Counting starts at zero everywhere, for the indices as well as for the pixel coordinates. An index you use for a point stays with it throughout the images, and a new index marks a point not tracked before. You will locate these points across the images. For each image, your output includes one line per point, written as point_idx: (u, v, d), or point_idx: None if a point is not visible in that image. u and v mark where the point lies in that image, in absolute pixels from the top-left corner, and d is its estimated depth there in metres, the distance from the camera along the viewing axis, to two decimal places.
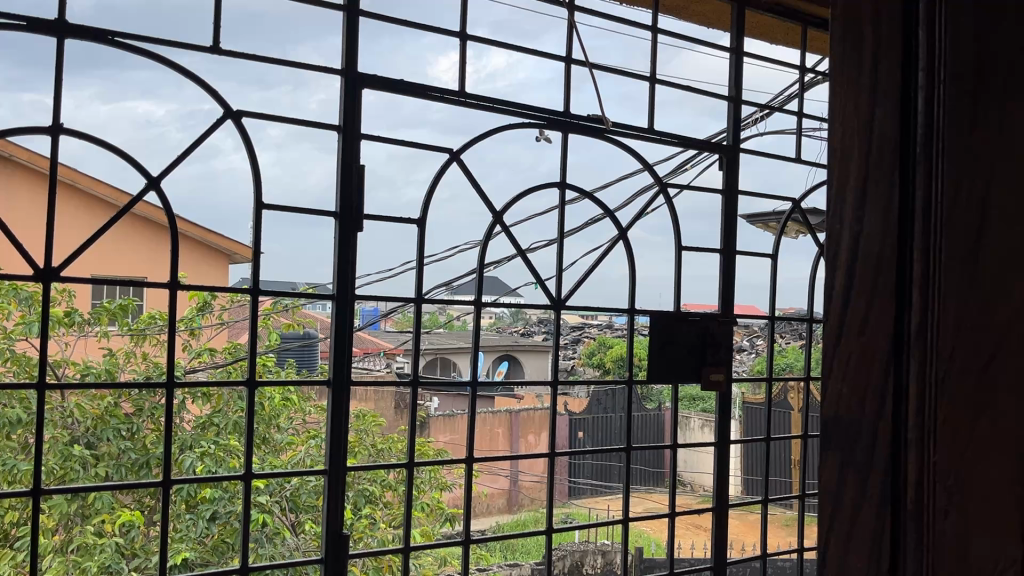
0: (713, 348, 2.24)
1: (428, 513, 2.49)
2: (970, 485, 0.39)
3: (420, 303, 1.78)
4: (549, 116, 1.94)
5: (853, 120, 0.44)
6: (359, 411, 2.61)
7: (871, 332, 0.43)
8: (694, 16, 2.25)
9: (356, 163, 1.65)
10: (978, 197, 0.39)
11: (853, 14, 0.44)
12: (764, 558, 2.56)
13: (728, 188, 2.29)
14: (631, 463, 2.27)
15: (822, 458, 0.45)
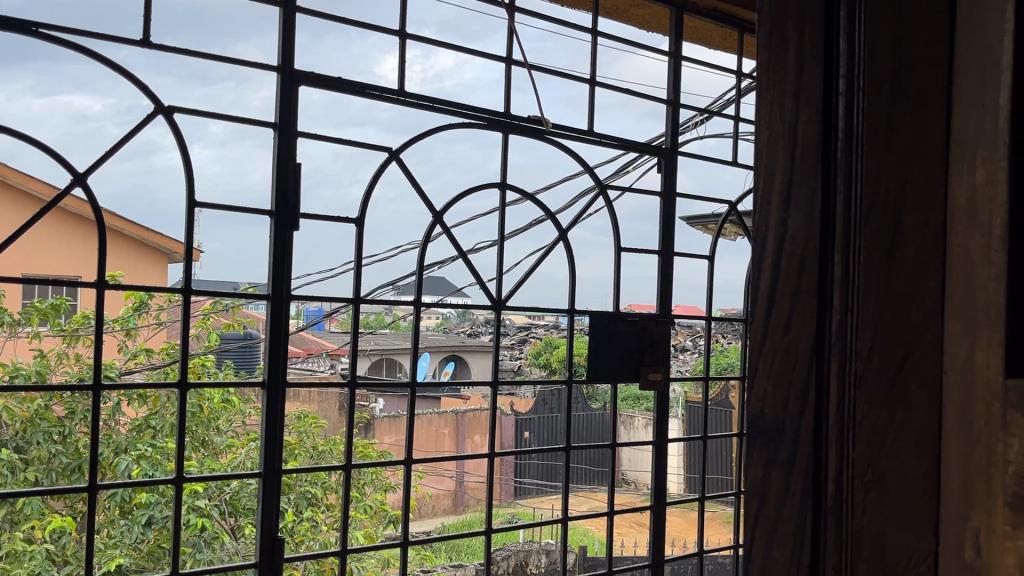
0: (652, 348, 2.27)
1: (370, 515, 2.46)
2: (885, 477, 0.42)
3: (359, 304, 1.76)
4: (489, 116, 1.95)
5: (776, 124, 0.50)
6: (300, 412, 2.57)
7: (794, 331, 0.48)
8: (632, 20, 2.28)
9: (293, 160, 1.63)
10: (892, 208, 0.43)
11: (780, 29, 0.51)
12: (701, 556, 2.59)
13: (666, 190, 2.32)
14: (572, 463, 2.28)
15: (750, 449, 0.50)
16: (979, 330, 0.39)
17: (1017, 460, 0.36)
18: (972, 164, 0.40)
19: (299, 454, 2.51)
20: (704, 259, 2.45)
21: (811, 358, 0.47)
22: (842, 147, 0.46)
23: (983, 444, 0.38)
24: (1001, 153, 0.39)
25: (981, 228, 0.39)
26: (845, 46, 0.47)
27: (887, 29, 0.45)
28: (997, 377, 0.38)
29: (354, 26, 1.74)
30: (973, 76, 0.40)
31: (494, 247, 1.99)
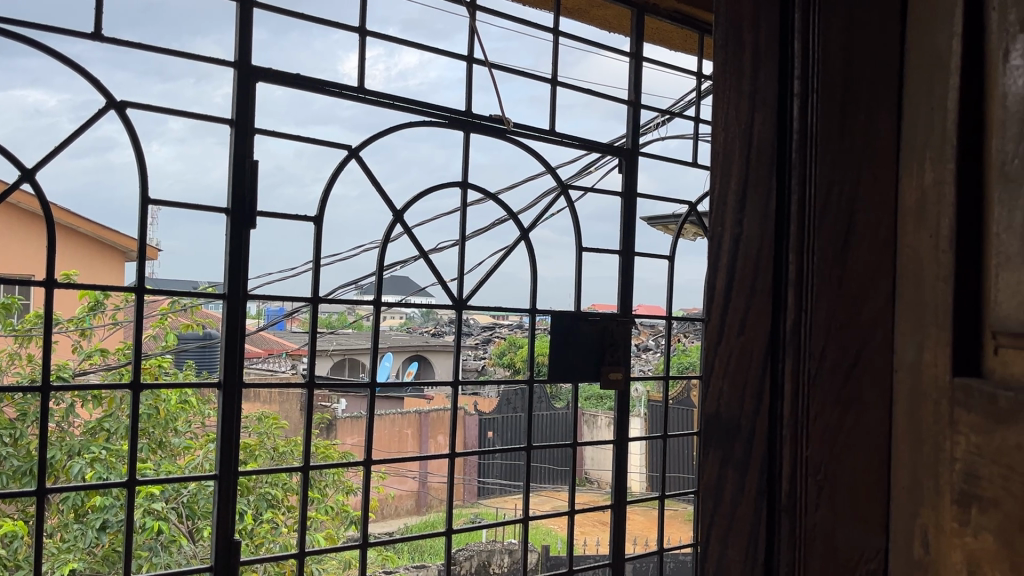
0: (613, 347, 2.28)
1: (331, 516, 2.40)
2: (835, 474, 0.45)
3: (318, 304, 1.74)
4: (450, 115, 1.94)
5: (733, 122, 0.54)
6: (261, 412, 2.53)
7: (749, 331, 0.52)
8: (593, 20, 2.29)
9: (249, 158, 1.60)
10: (844, 212, 0.45)
11: (738, 38, 0.55)
12: (661, 554, 2.61)
13: (627, 190, 2.33)
14: (532, 462, 2.28)
15: (709, 444, 0.54)
16: (929, 330, 0.39)
17: (963, 457, 0.36)
18: (921, 165, 0.41)
19: (259, 455, 2.43)
20: (664, 259, 2.46)
21: (766, 357, 0.51)
22: (796, 152, 0.49)
23: (933, 445, 0.38)
24: (948, 154, 0.38)
25: (930, 229, 0.39)
26: (799, 57, 0.50)
27: (839, 41, 0.47)
28: (944, 375, 0.37)
29: (313, 22, 1.72)
30: (921, 79, 0.41)
31: (456, 247, 1.98)
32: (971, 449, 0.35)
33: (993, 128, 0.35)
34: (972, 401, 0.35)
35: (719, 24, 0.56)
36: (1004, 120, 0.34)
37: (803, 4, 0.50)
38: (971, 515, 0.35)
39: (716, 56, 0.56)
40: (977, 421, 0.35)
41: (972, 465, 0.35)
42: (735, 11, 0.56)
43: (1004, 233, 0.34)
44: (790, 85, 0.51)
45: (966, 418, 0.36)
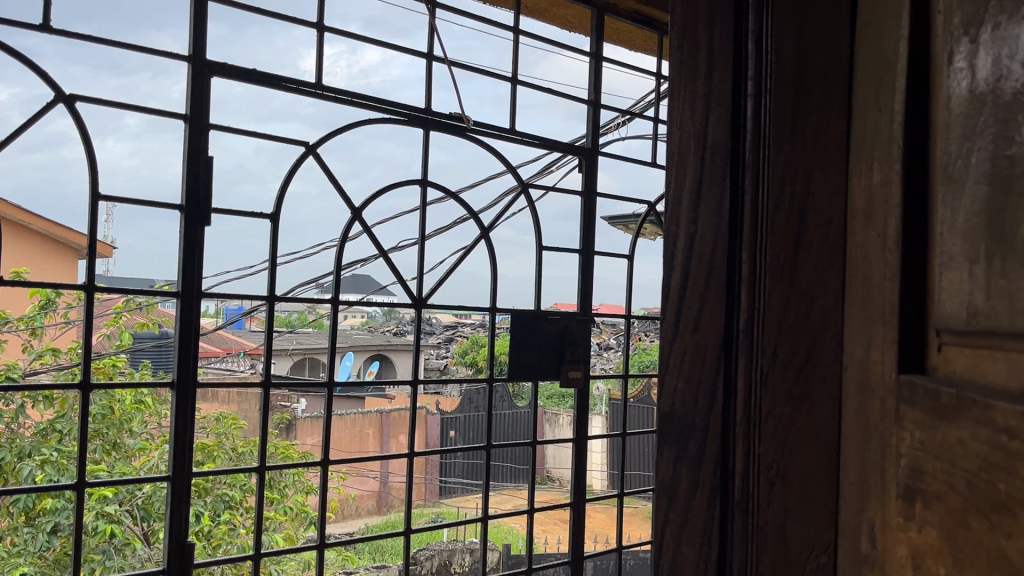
0: (572, 346, 2.29)
1: (290, 517, 2.33)
2: (788, 470, 0.46)
3: (274, 302, 1.72)
4: (409, 112, 1.93)
5: (688, 120, 0.55)
6: (220, 412, 2.40)
7: (703, 329, 0.53)
8: (553, 19, 2.29)
9: (204, 154, 1.58)
10: (796, 213, 0.46)
11: (693, 38, 0.55)
12: (620, 551, 2.63)
13: (586, 190, 2.34)
14: (491, 461, 2.28)
15: (664, 443, 0.54)
16: (877, 329, 0.40)
17: (908, 452, 0.36)
18: (870, 166, 0.41)
19: (218, 457, 2.32)
20: (623, 258, 2.48)
21: (719, 356, 0.51)
22: (750, 151, 0.50)
23: (881, 442, 0.39)
24: (894, 155, 0.39)
25: (878, 229, 0.40)
26: (752, 57, 0.50)
27: (792, 42, 0.48)
28: (891, 373, 0.38)
29: (270, 18, 1.70)
30: (871, 80, 0.42)
31: (416, 246, 1.97)
32: (915, 445, 0.36)
33: (938, 129, 0.35)
34: (916, 397, 0.36)
35: (677, 22, 0.57)
36: (947, 121, 0.34)
37: (756, 5, 0.51)
38: (914, 509, 0.35)
39: (672, 55, 0.57)
40: (919, 418, 0.35)
41: (915, 461, 0.36)
42: (690, 11, 0.56)
43: (946, 231, 0.34)
44: (743, 85, 0.51)
45: (910, 415, 0.36)
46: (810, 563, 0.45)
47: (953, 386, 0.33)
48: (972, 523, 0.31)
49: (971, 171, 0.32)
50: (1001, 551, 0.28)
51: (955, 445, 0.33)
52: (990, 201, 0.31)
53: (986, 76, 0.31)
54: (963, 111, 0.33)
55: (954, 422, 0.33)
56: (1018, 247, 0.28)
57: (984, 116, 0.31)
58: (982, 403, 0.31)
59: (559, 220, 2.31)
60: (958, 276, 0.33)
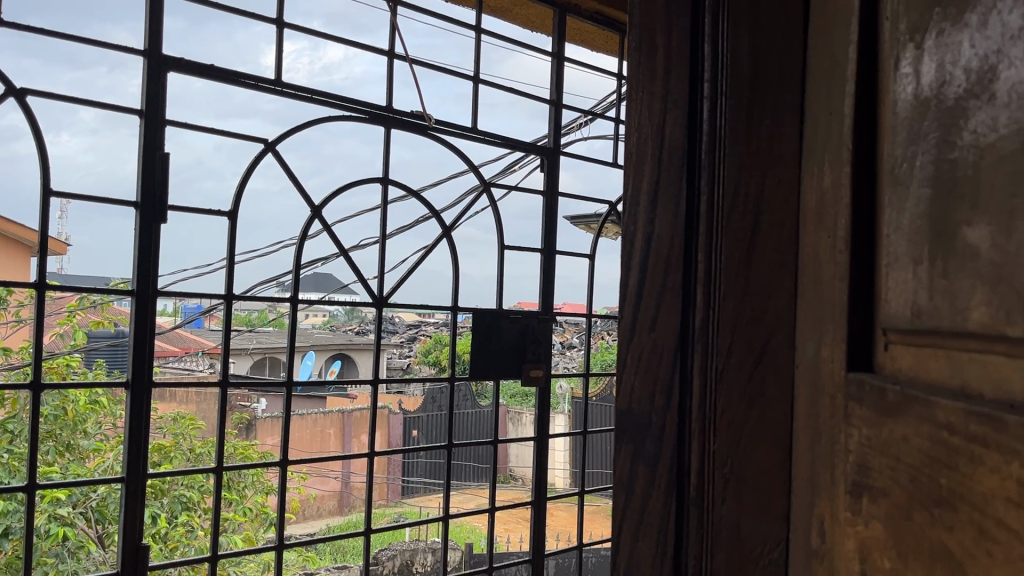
0: (533, 345, 2.30)
1: (250, 518, 2.28)
2: (742, 467, 0.47)
3: (231, 301, 1.70)
4: (371, 110, 1.92)
5: (646, 120, 0.55)
6: (176, 413, 2.29)
7: (659, 328, 0.53)
8: (515, 19, 2.29)
9: (160, 150, 1.56)
10: (749, 214, 0.47)
11: (650, 39, 0.56)
12: (581, 549, 2.64)
13: (548, 189, 2.34)
14: (452, 461, 2.27)
15: (622, 443, 0.55)
16: (827, 328, 0.40)
17: (856, 449, 0.37)
18: (821, 167, 0.42)
19: (175, 458, 2.26)
20: (584, 258, 2.49)
21: (675, 354, 0.52)
22: (706, 153, 0.51)
23: (831, 438, 0.40)
24: (843, 158, 0.40)
25: (828, 230, 0.41)
26: (709, 59, 0.51)
27: (747, 45, 0.48)
28: (840, 371, 0.39)
29: (228, 13, 1.67)
30: (822, 84, 0.43)
31: (377, 245, 1.96)
32: (863, 442, 0.37)
33: (885, 133, 0.36)
34: (863, 395, 0.37)
35: (636, 23, 0.57)
36: (894, 124, 0.35)
37: (712, 8, 0.52)
38: (862, 504, 0.36)
39: (631, 57, 0.57)
40: (867, 415, 0.36)
41: (863, 457, 0.37)
42: (649, 12, 0.57)
43: (893, 233, 0.35)
44: (699, 87, 0.52)
45: (858, 412, 0.37)
46: (763, 558, 0.46)
47: (898, 384, 0.34)
48: (916, 518, 0.32)
49: (916, 173, 0.33)
50: (943, 544, 0.29)
51: (900, 441, 0.34)
52: (933, 203, 0.31)
53: (929, 81, 0.32)
54: (908, 115, 0.34)
55: (900, 419, 0.34)
56: (959, 247, 0.29)
57: (929, 120, 0.32)
58: (926, 400, 0.31)
59: (520, 219, 2.32)
60: (904, 276, 0.34)
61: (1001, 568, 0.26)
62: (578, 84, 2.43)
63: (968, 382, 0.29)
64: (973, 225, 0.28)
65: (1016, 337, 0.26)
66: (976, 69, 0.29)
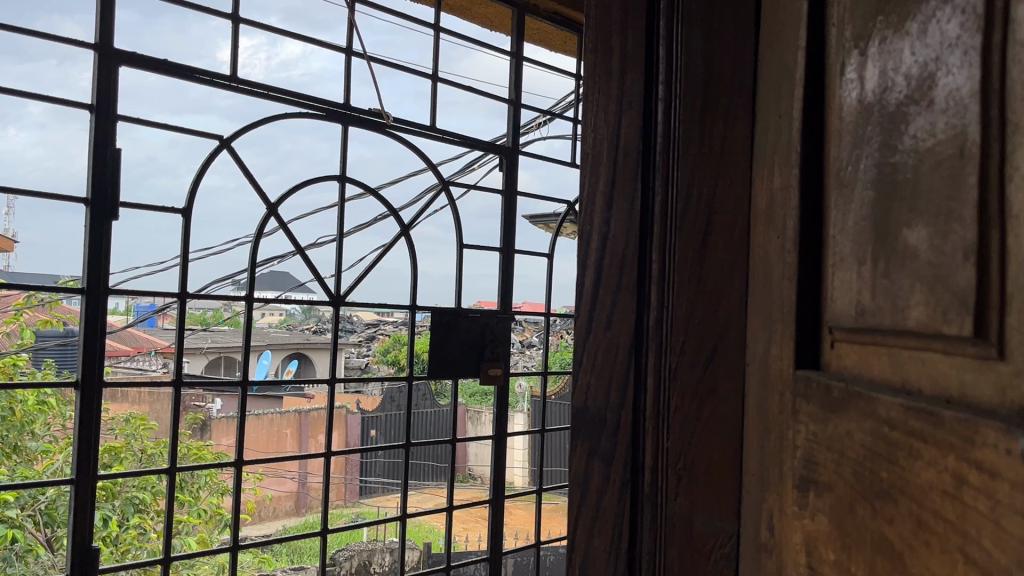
0: (491, 344, 2.30)
1: (205, 520, 2.23)
2: (695, 464, 0.47)
3: (185, 299, 1.67)
4: (328, 107, 1.90)
5: (603, 121, 0.56)
6: (127, 414, 2.20)
7: (614, 327, 0.54)
8: (473, 18, 2.29)
9: (111, 146, 1.53)
10: (703, 214, 0.48)
11: (606, 40, 0.57)
12: (538, 547, 2.64)
13: (507, 189, 2.35)
14: (410, 460, 2.25)
15: (577, 442, 0.56)
16: (776, 325, 0.41)
17: (803, 444, 0.38)
18: (772, 169, 0.43)
19: (126, 458, 2.20)
20: (542, 257, 2.50)
21: (630, 353, 0.53)
22: (661, 154, 0.52)
23: (780, 433, 0.41)
24: (792, 160, 0.41)
25: (778, 230, 0.42)
26: (663, 63, 0.52)
27: (700, 48, 0.49)
28: (789, 368, 0.40)
29: (182, 7, 1.65)
30: (772, 89, 0.44)
31: (333, 244, 1.95)
32: (810, 437, 0.38)
33: (832, 136, 0.37)
34: (810, 392, 0.38)
35: (592, 24, 0.58)
36: (840, 128, 0.36)
37: (667, 11, 0.52)
38: (809, 498, 0.37)
39: (587, 58, 0.58)
40: (813, 411, 0.37)
41: (809, 451, 0.37)
42: (605, 13, 0.57)
43: (838, 234, 0.36)
44: (654, 88, 0.53)
45: (805, 408, 0.38)
46: (715, 552, 0.47)
47: (843, 381, 0.35)
48: (858, 511, 0.33)
49: (860, 176, 0.34)
50: (884, 536, 0.30)
51: (844, 436, 0.35)
52: (876, 206, 0.32)
53: (873, 87, 0.33)
54: (853, 119, 0.35)
55: (844, 414, 0.34)
56: (899, 248, 0.30)
57: (872, 125, 0.33)
58: (868, 397, 0.32)
59: (479, 219, 2.32)
60: (849, 275, 0.35)
61: (938, 559, 0.27)
62: (537, 83, 2.44)
63: (907, 378, 0.30)
64: (912, 227, 0.29)
65: (952, 335, 0.27)
66: (917, 75, 0.29)
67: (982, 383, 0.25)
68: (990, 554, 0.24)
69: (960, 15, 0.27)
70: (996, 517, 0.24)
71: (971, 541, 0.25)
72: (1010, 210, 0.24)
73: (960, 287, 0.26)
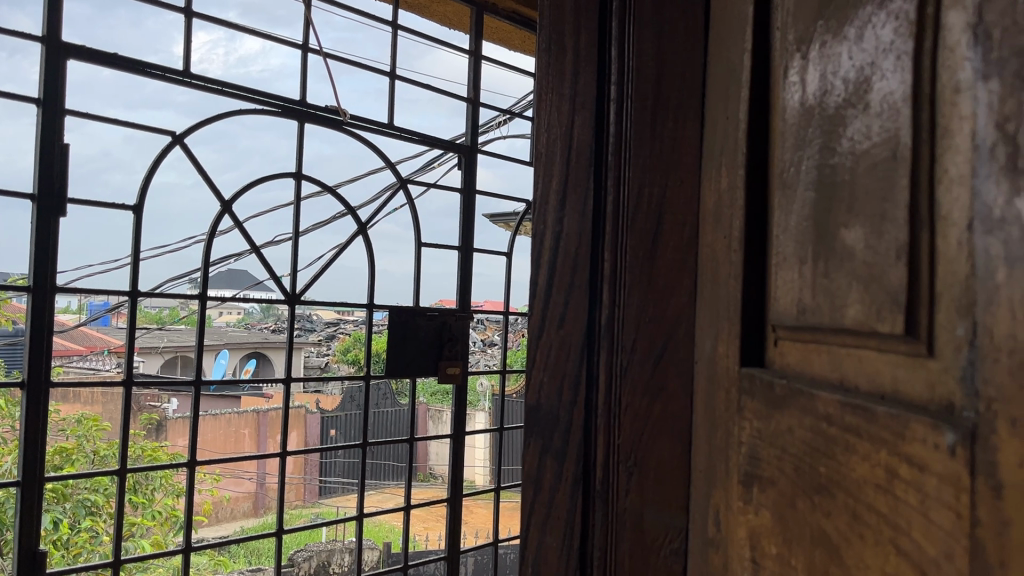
0: (450, 343, 2.29)
1: (159, 522, 2.19)
2: (645, 461, 0.48)
3: (136, 298, 1.63)
4: (284, 104, 1.88)
5: (556, 122, 0.56)
6: (79, 414, 2.13)
7: (567, 327, 0.54)
8: (432, 16, 2.29)
9: (59, 141, 1.50)
10: (652, 215, 0.49)
11: (560, 41, 0.57)
12: (497, 545, 2.64)
13: (466, 188, 2.35)
14: (367, 459, 2.24)
15: (529, 442, 0.56)
16: (723, 325, 0.42)
17: (748, 441, 0.39)
18: (719, 170, 0.44)
19: (78, 460, 2.14)
20: (501, 255, 2.50)
21: (583, 351, 0.53)
22: (613, 155, 0.52)
23: (726, 430, 0.41)
24: (738, 162, 0.41)
25: (725, 231, 0.42)
26: (615, 63, 0.52)
27: (651, 49, 0.50)
28: (734, 366, 0.41)
29: None
30: (720, 91, 0.45)
31: (290, 242, 1.92)
32: (754, 434, 0.38)
33: (776, 138, 0.38)
34: (754, 389, 0.38)
35: (545, 24, 0.58)
36: (783, 130, 0.37)
37: (619, 13, 0.53)
38: (752, 493, 0.38)
39: (541, 58, 0.58)
40: (757, 408, 0.38)
41: (754, 448, 0.38)
42: (558, 13, 0.58)
43: (781, 234, 0.37)
44: (606, 89, 0.53)
45: (750, 406, 0.39)
46: (664, 547, 0.47)
47: (786, 378, 0.36)
48: (799, 505, 0.33)
49: (802, 177, 0.35)
50: (823, 530, 0.31)
51: (785, 432, 0.35)
52: (817, 206, 0.33)
53: (813, 90, 0.34)
54: (795, 121, 0.36)
55: (786, 411, 0.35)
56: (838, 249, 0.31)
57: (813, 127, 0.34)
58: (808, 393, 0.33)
59: (438, 217, 2.31)
60: (791, 275, 0.36)
61: (872, 551, 0.27)
62: (496, 82, 2.44)
63: (845, 375, 0.31)
64: (850, 228, 0.30)
65: (886, 332, 0.27)
66: (854, 79, 0.30)
67: (914, 380, 0.26)
68: (921, 546, 0.24)
69: (894, 21, 0.27)
70: (925, 510, 0.24)
71: (902, 533, 0.26)
72: (940, 211, 0.24)
73: (893, 285, 0.27)
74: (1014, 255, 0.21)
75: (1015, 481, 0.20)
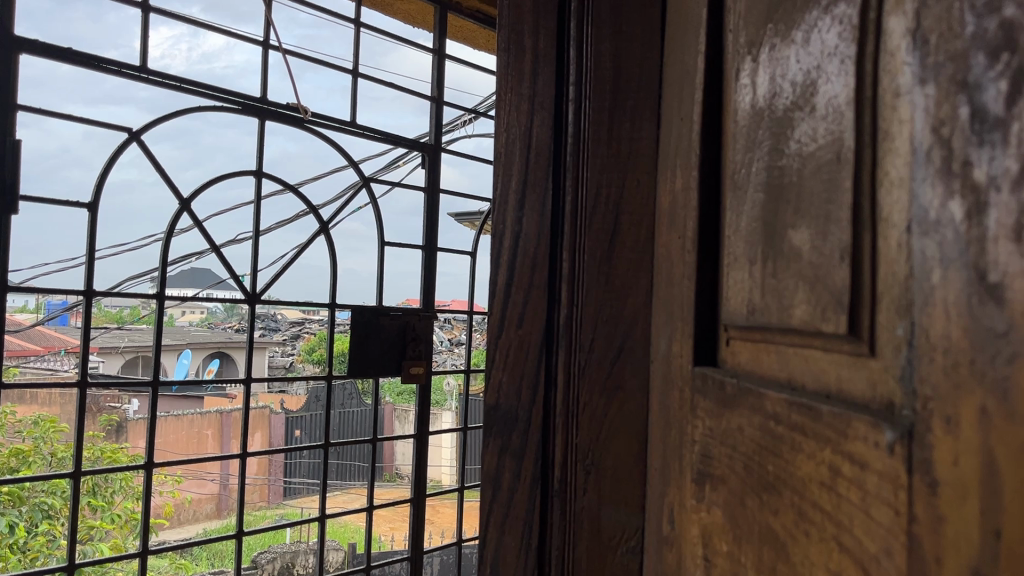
0: (413, 343, 2.28)
1: (118, 525, 2.14)
2: (603, 459, 0.48)
3: (91, 297, 1.60)
4: (245, 101, 1.86)
5: (515, 121, 0.56)
6: (36, 416, 2.05)
7: (526, 326, 0.54)
8: (396, 14, 2.25)
9: (10, 136, 1.46)
10: (610, 215, 0.49)
11: (518, 40, 0.57)
12: (460, 545, 2.64)
13: (429, 187, 2.35)
14: (329, 460, 2.22)
15: (487, 442, 0.56)
16: (677, 324, 0.42)
17: (700, 439, 0.39)
18: (674, 171, 0.44)
19: (35, 462, 2.10)
20: (466, 255, 2.49)
21: (542, 350, 0.53)
22: (572, 155, 0.52)
23: (680, 429, 0.42)
24: (692, 162, 0.42)
25: (679, 232, 0.43)
26: (574, 64, 0.52)
27: (609, 50, 0.50)
28: (688, 365, 0.41)
29: None
30: (676, 91, 0.45)
31: (251, 240, 1.90)
32: (706, 432, 0.39)
33: (728, 140, 0.38)
34: (706, 388, 0.39)
35: (505, 23, 0.58)
36: (734, 132, 0.37)
37: (577, 14, 0.53)
38: (705, 491, 0.38)
39: (500, 57, 0.58)
40: (709, 406, 0.38)
41: (706, 446, 0.38)
42: (517, 12, 0.57)
43: (732, 234, 0.37)
44: (565, 89, 0.54)
45: (702, 405, 0.39)
46: (620, 545, 0.48)
47: (736, 377, 0.36)
48: (749, 503, 0.34)
49: (752, 178, 0.35)
50: (770, 527, 0.31)
51: (735, 431, 0.36)
52: (765, 207, 0.33)
53: (763, 93, 0.34)
54: (746, 123, 0.36)
55: (737, 409, 0.36)
56: (785, 249, 0.31)
57: (763, 128, 0.34)
58: (757, 392, 0.34)
59: (402, 216, 2.30)
60: (742, 274, 0.36)
61: (816, 547, 0.28)
62: (460, 80, 2.44)
63: (793, 374, 0.31)
64: (797, 229, 0.30)
65: (830, 332, 0.28)
66: (801, 82, 0.31)
67: (857, 378, 0.26)
68: (861, 542, 0.25)
69: (839, 24, 0.28)
70: (866, 506, 0.25)
71: (845, 530, 0.26)
72: (881, 213, 0.25)
73: (837, 286, 0.27)
74: (948, 256, 0.21)
75: (949, 480, 0.21)
